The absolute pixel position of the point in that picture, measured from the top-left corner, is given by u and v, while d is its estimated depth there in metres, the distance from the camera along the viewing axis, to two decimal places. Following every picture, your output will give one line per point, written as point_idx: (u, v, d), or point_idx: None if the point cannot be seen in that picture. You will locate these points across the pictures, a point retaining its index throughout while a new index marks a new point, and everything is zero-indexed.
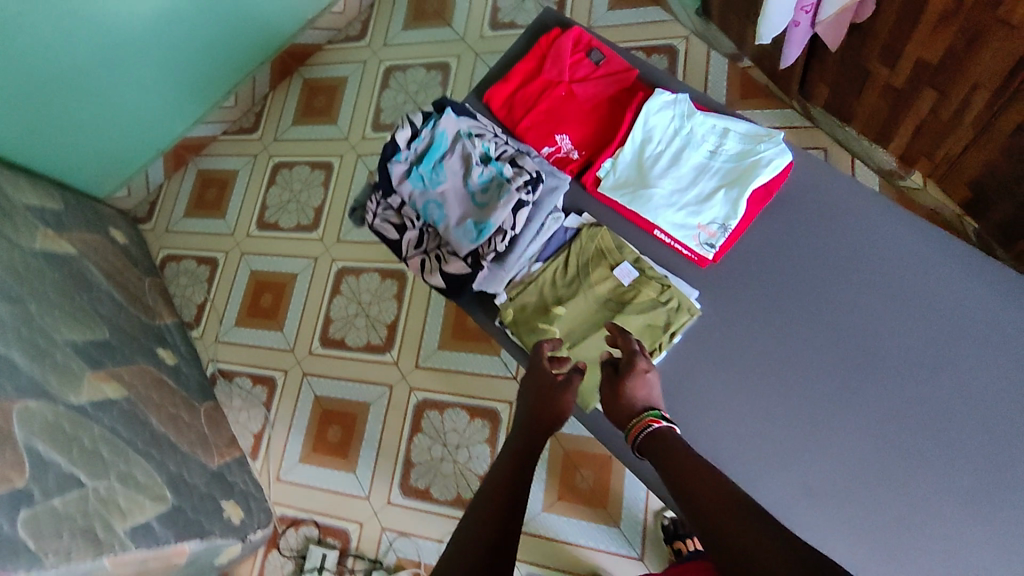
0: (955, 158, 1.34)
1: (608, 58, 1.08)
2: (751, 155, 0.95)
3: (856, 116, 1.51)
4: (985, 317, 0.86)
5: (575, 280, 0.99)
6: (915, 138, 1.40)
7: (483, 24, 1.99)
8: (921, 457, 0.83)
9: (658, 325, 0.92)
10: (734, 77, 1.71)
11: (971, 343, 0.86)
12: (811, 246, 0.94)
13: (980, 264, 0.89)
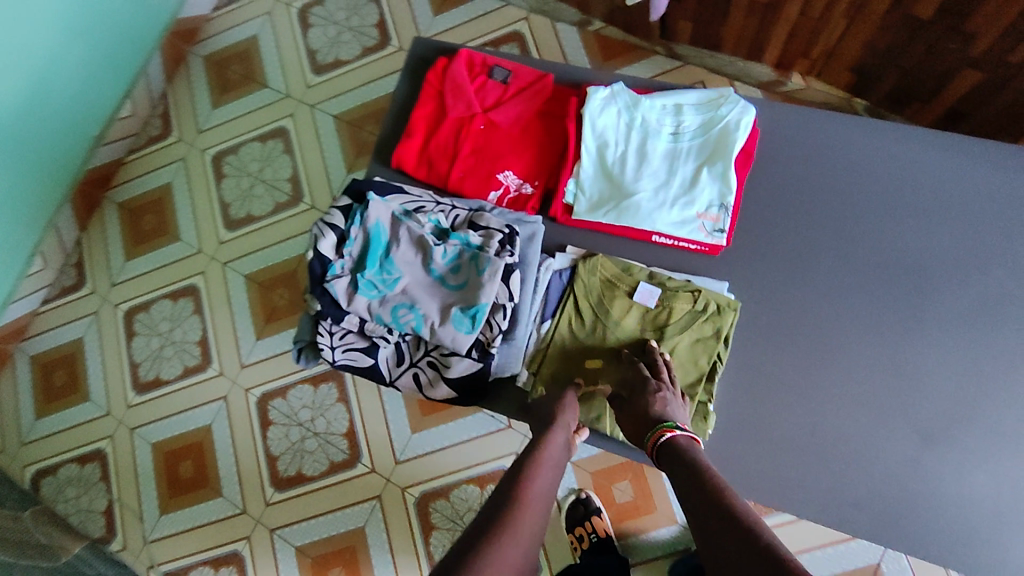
0: (832, 49, 1.37)
1: (513, 71, 0.94)
2: (717, 120, 0.85)
3: (723, 41, 1.49)
4: (1007, 189, 0.81)
5: (592, 323, 0.83)
6: (788, 43, 1.41)
7: (303, 73, 1.75)
8: (1016, 352, 0.77)
9: (708, 336, 0.80)
10: (590, 41, 1.64)
11: (1007, 216, 0.81)
12: (811, 186, 0.86)
13: (979, 145, 0.83)
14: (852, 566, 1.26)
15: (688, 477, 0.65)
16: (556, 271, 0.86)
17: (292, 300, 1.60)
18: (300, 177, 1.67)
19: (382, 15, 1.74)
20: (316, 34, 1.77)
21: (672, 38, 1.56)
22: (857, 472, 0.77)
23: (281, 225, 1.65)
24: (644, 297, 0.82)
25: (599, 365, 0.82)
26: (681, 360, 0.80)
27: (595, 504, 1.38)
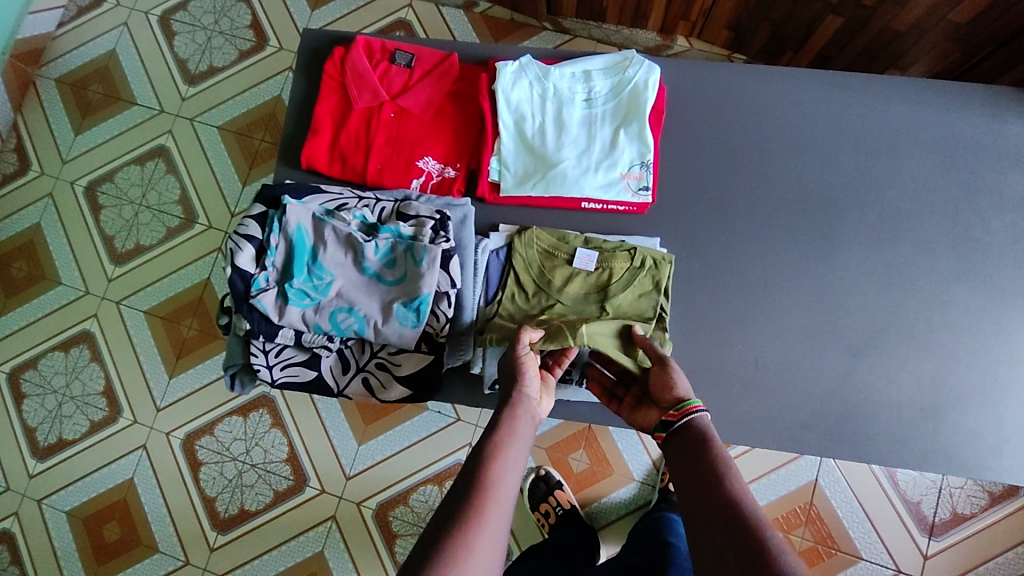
0: (709, 9, 1.43)
1: (416, 54, 0.92)
2: (625, 82, 0.87)
3: (607, 10, 1.53)
4: (889, 117, 0.88)
5: (539, 290, 0.82)
6: (668, 8, 1.46)
7: (174, 84, 1.61)
8: (916, 265, 0.85)
9: (649, 291, 0.82)
10: (478, 23, 1.63)
11: (894, 142, 0.87)
12: (720, 137, 0.89)
13: (858, 79, 0.89)
14: (795, 486, 1.36)
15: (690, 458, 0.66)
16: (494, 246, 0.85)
17: (203, 329, 1.48)
18: (190, 197, 1.54)
19: (253, 14, 1.63)
20: (182, 42, 1.63)
21: (558, 12, 1.58)
22: (798, 397, 0.82)
23: (177, 251, 1.52)
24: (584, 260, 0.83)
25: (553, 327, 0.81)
26: (630, 312, 0.81)
27: (555, 479, 1.40)
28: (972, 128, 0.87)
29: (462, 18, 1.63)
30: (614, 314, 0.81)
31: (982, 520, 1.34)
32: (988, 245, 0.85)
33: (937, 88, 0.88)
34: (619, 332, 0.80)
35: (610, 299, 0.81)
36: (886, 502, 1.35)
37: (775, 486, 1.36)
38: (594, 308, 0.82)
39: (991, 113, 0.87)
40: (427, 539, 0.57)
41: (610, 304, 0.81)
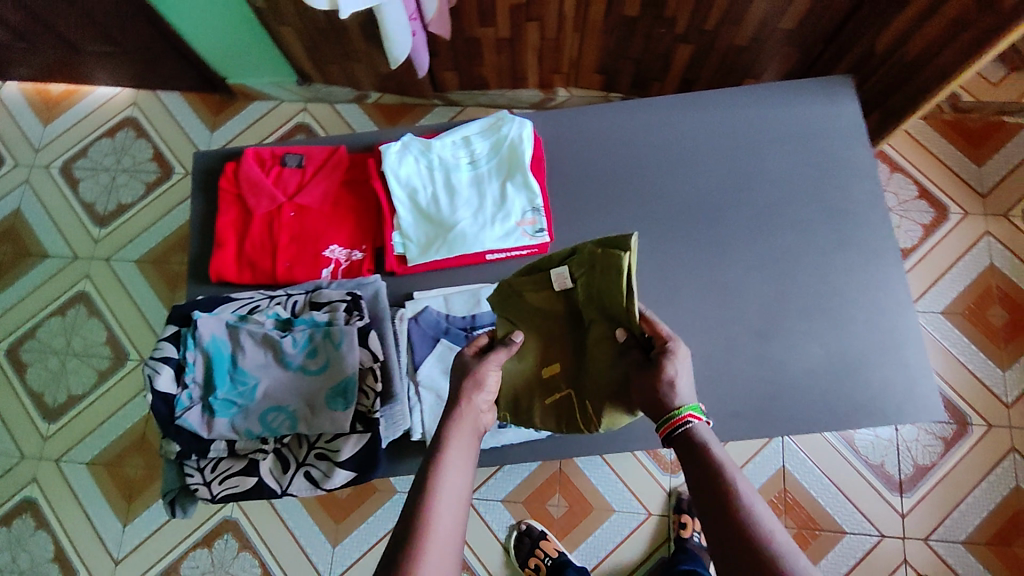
0: (577, 58, 1.57)
1: (305, 154, 0.96)
2: (502, 140, 0.93)
3: (486, 78, 1.65)
4: (742, 124, 0.97)
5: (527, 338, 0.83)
6: (541, 63, 1.60)
7: (84, 229, 1.61)
8: (800, 248, 0.92)
9: (611, 286, 0.73)
10: (373, 112, 1.74)
11: (751, 145, 0.96)
12: (599, 172, 0.96)
13: (708, 97, 0.99)
14: (766, 476, 1.42)
15: (703, 487, 0.60)
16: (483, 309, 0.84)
17: (151, 465, 1.43)
18: (117, 335, 1.52)
19: (154, 147, 1.68)
20: (86, 187, 1.65)
21: (443, 88, 1.70)
22: (723, 392, 0.87)
23: (112, 392, 1.48)
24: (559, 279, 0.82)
25: (551, 373, 0.83)
26: (609, 327, 0.77)
27: (538, 530, 1.40)
28: (816, 118, 0.96)
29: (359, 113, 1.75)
30: (595, 338, 0.78)
31: (943, 467, 1.43)
32: (856, 217, 0.92)
33: (774, 90, 0.98)
34: (603, 361, 0.78)
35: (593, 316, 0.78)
36: (853, 473, 1.42)
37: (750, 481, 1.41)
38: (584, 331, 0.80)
39: (824, 99, 0.97)
40: None
41: (591, 324, 0.78)
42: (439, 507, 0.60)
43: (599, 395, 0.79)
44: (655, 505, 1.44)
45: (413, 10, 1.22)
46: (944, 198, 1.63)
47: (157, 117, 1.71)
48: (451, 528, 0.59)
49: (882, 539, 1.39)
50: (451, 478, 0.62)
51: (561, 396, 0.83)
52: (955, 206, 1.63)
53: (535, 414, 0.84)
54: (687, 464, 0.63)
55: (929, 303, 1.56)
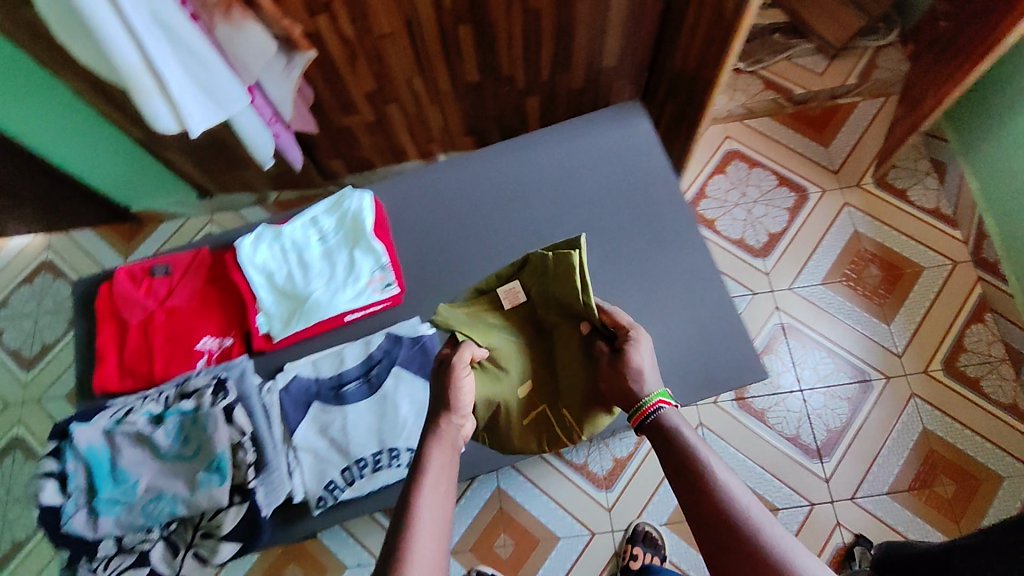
0: (444, 125, 1.75)
1: (171, 261, 1.05)
2: (345, 215, 1.03)
3: (370, 158, 1.82)
4: (558, 157, 1.09)
5: (501, 358, 0.96)
6: (414, 136, 1.77)
7: (11, 375, 1.66)
8: (626, 254, 1.02)
9: (564, 281, 0.92)
10: (275, 209, 1.91)
11: (569, 173, 1.08)
12: (441, 224, 1.06)
13: (525, 140, 1.10)
14: None
15: (675, 460, 0.75)
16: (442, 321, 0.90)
17: None
18: None
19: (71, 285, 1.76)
20: (10, 335, 1.71)
21: (334, 175, 1.87)
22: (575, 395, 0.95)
23: None
24: (512, 297, 0.98)
25: (527, 393, 0.97)
26: (573, 324, 0.94)
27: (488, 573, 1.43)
28: (618, 140, 1.09)
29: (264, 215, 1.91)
30: (564, 346, 0.96)
31: (853, 427, 1.54)
32: (668, 216, 1.03)
33: (579, 123, 1.11)
34: (577, 363, 0.95)
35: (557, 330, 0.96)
36: (770, 447, 1.53)
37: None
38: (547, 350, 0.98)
39: (622, 123, 1.11)
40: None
41: (557, 337, 0.97)
42: (432, 499, 0.71)
43: (575, 389, 0.94)
44: (597, 524, 1.48)
45: (270, 113, 1.36)
46: (801, 181, 1.81)
47: (72, 257, 1.82)
48: (439, 509, 0.71)
49: (813, 507, 1.48)
50: (445, 479, 0.74)
51: (538, 412, 0.97)
52: (813, 185, 1.80)
53: (525, 423, 0.97)
54: (659, 443, 0.78)
55: (810, 276, 1.70)
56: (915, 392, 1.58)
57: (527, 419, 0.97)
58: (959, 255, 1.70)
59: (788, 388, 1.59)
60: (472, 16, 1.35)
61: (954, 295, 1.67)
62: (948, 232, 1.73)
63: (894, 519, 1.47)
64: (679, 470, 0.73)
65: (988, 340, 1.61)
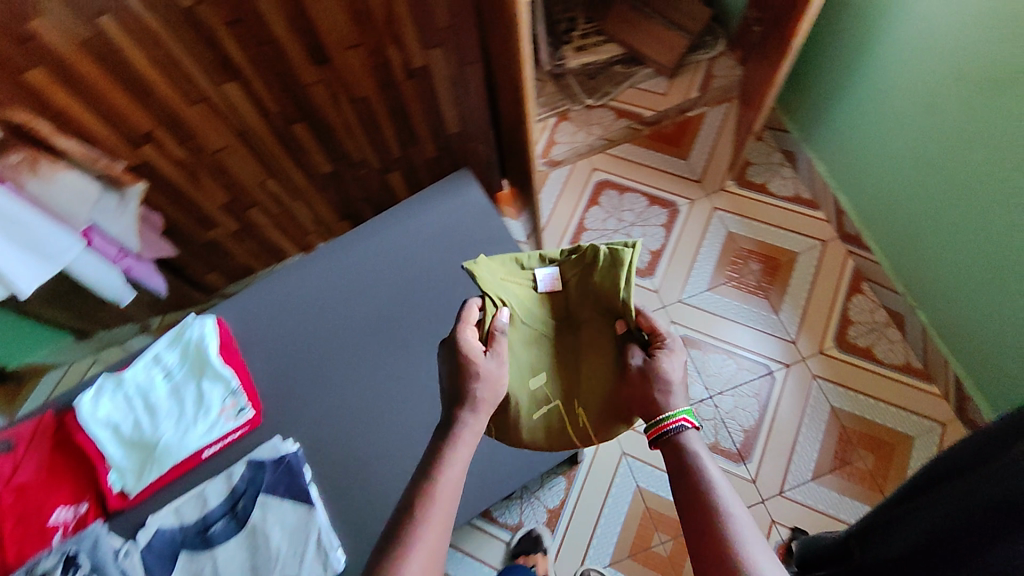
0: (315, 217, 1.75)
1: (13, 434, 0.98)
2: (186, 346, 1.00)
3: (249, 263, 1.80)
4: (390, 246, 1.14)
5: (532, 339, 1.14)
6: (287, 233, 1.76)
7: None
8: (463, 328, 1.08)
9: (599, 269, 1.11)
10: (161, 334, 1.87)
11: (402, 260, 1.13)
12: (287, 336, 1.09)
13: (357, 235, 1.16)
14: (627, 502, 1.56)
15: (681, 474, 0.88)
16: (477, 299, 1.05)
17: None
18: None
19: None
20: None
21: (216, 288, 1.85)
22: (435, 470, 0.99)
23: None
24: (549, 283, 1.15)
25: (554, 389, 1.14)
26: (613, 322, 1.12)
27: None
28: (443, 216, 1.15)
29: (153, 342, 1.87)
30: (598, 348, 1.13)
31: (766, 420, 1.61)
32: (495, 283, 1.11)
33: (410, 206, 1.16)
34: (607, 363, 1.12)
35: (589, 328, 1.14)
36: None
37: (615, 510, 1.55)
38: (575, 350, 1.15)
39: (451, 198, 1.16)
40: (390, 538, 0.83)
41: (589, 337, 1.14)
42: (448, 480, 0.88)
43: (603, 385, 1.11)
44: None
45: (118, 250, 1.34)
46: (669, 197, 1.89)
47: None
48: (453, 482, 0.88)
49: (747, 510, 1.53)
50: (464, 456, 0.90)
51: (551, 409, 1.14)
52: (682, 199, 1.89)
53: (554, 417, 1.13)
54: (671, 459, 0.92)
55: (697, 285, 1.77)
56: (818, 373, 1.66)
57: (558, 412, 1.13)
58: (827, 235, 1.80)
59: (699, 397, 1.65)
60: (302, 114, 1.37)
61: (830, 274, 1.76)
62: (813, 216, 1.82)
63: (824, 503, 1.52)
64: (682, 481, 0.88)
65: (871, 308, 1.71)
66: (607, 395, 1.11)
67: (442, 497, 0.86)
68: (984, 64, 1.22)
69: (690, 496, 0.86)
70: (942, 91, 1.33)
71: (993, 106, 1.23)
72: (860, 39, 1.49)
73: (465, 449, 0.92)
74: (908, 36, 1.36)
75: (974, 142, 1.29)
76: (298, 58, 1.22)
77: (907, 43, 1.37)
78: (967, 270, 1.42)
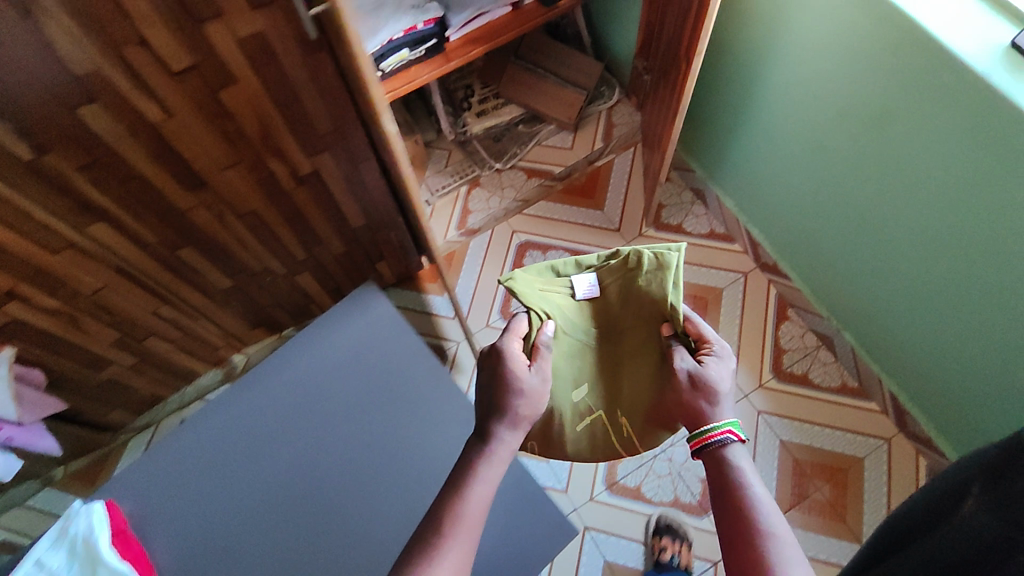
0: (224, 331, 1.64)
1: None
2: (73, 544, 0.90)
3: (156, 390, 1.67)
4: (293, 383, 1.14)
5: (576, 347, 1.27)
6: (195, 352, 1.64)
7: None
8: (378, 457, 1.08)
9: (634, 277, 1.22)
10: (69, 481, 1.71)
11: (308, 394, 1.13)
12: (195, 498, 1.06)
13: (257, 377, 1.14)
14: None
15: (723, 481, 0.96)
16: (523, 313, 1.21)
17: None
18: None
19: None
20: None
21: (123, 423, 1.71)
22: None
23: None
24: (586, 289, 1.26)
25: (598, 396, 1.28)
26: (659, 326, 1.22)
27: None
28: (345, 344, 1.16)
29: (59, 492, 1.69)
30: (642, 356, 1.24)
31: None
32: (406, 402, 1.12)
33: (312, 336, 1.17)
34: (650, 370, 1.23)
35: (634, 337, 1.25)
36: (650, 523, 1.55)
37: None
38: (623, 360, 1.27)
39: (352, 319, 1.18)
40: (425, 533, 0.91)
41: (634, 346, 1.25)
42: (484, 490, 0.96)
43: (646, 388, 1.23)
44: None
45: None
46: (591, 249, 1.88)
47: None
48: (485, 491, 0.97)
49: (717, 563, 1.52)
50: (498, 469, 0.99)
51: (595, 417, 1.28)
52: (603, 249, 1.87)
53: (598, 425, 1.27)
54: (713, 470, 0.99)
55: None
56: (764, 410, 1.65)
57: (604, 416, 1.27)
58: (746, 266, 1.81)
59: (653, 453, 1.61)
60: (186, 239, 1.27)
61: (757, 305, 1.77)
62: (729, 248, 1.83)
63: None
64: (722, 486, 0.95)
65: (800, 334, 1.71)
66: (650, 396, 1.23)
67: (477, 504, 0.94)
68: (858, 110, 1.24)
69: (730, 501, 0.93)
70: (828, 138, 1.35)
71: (874, 147, 1.26)
72: (745, 82, 1.51)
73: (497, 463, 1.00)
74: (786, 86, 1.38)
75: (865, 181, 1.32)
76: (168, 188, 1.13)
77: (784, 89, 1.39)
78: (888, 294, 1.44)
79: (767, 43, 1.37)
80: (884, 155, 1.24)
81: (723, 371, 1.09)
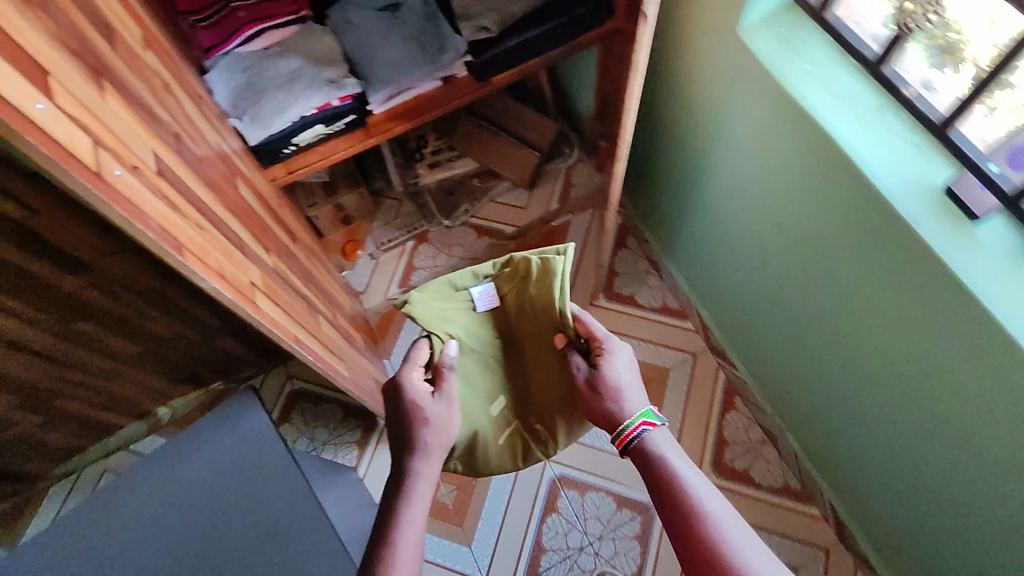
0: (146, 389, 1.60)
1: None
2: None
3: (78, 443, 1.64)
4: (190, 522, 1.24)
5: (482, 362, 1.23)
6: (115, 409, 1.61)
7: None
8: None
9: (526, 282, 1.17)
10: None
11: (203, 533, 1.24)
12: None
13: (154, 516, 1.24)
14: None
15: (652, 475, 0.98)
16: (425, 338, 1.16)
17: None
18: None
19: None
20: None
21: (44, 474, 1.69)
22: None
23: None
24: (484, 297, 1.20)
25: (511, 410, 1.25)
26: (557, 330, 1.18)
27: None
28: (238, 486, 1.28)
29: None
30: (550, 364, 1.21)
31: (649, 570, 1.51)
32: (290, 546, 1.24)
33: None
34: (559, 376, 1.21)
35: (538, 345, 1.21)
36: None
37: None
38: (534, 370, 1.23)
39: None
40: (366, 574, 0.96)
41: (540, 354, 1.22)
42: (412, 526, 1.01)
43: (558, 394, 1.22)
44: None
45: None
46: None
47: None
48: (415, 524, 1.02)
49: None
50: (420, 506, 1.03)
51: (513, 431, 1.26)
52: None
53: (513, 439, 1.26)
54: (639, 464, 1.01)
55: None
56: None
57: (521, 428, 1.25)
58: (695, 346, 1.71)
59: (579, 546, 1.55)
60: (84, 315, 1.23)
61: (703, 388, 1.67)
62: (680, 325, 1.74)
63: None
64: (655, 482, 0.97)
65: (744, 427, 1.62)
66: (564, 403, 1.21)
67: (408, 539, 0.99)
68: (792, 222, 1.15)
69: (663, 493, 0.95)
70: (764, 240, 1.26)
71: (808, 261, 1.17)
72: (690, 168, 1.43)
73: (420, 497, 1.05)
74: (725, 180, 1.29)
75: (799, 291, 1.23)
76: (49, 273, 1.09)
77: (724, 184, 1.31)
78: (826, 408, 1.35)
79: (706, 136, 1.29)
80: (818, 271, 1.15)
81: (621, 367, 1.10)
